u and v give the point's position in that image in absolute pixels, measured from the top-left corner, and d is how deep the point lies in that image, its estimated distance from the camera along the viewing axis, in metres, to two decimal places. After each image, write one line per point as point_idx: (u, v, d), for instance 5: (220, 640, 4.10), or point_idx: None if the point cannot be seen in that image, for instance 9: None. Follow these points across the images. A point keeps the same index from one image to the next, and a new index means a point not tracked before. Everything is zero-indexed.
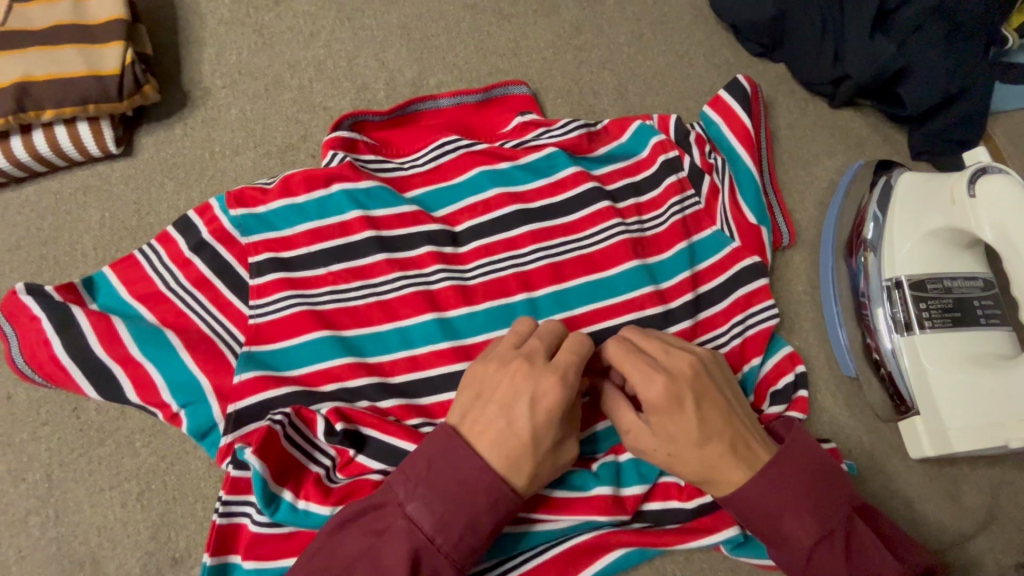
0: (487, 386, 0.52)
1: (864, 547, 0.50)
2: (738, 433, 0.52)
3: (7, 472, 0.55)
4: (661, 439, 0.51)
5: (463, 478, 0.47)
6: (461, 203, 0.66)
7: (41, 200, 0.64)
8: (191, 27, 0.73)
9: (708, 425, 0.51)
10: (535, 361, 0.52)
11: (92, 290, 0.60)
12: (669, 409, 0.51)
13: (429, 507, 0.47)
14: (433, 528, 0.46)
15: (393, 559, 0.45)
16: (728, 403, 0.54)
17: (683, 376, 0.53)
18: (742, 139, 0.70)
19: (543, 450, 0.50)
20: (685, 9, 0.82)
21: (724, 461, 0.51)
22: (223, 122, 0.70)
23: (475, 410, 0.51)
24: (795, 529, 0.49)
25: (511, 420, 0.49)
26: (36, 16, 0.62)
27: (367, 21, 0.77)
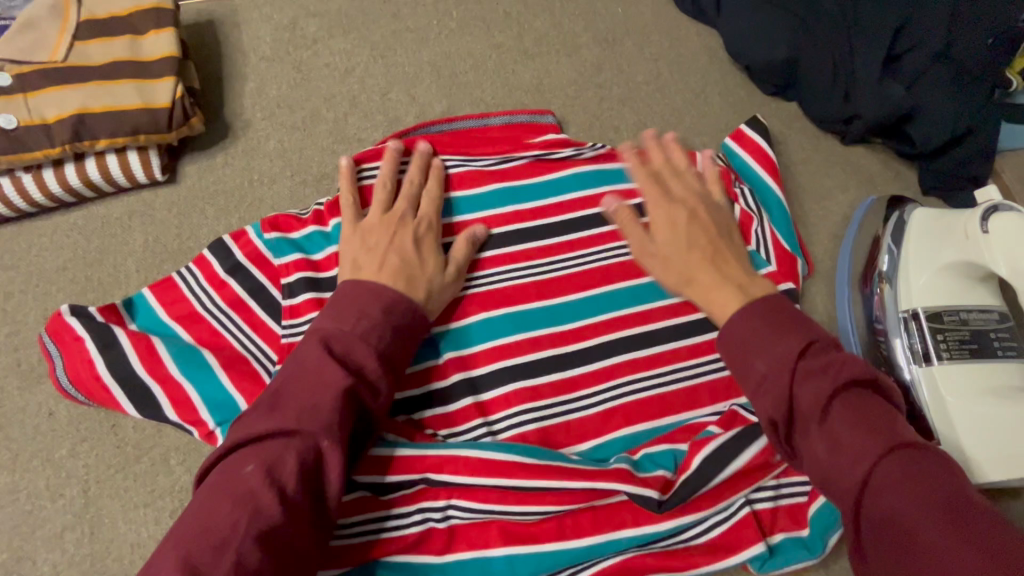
0: (367, 242, 0.60)
1: (846, 357, 0.49)
2: (720, 253, 0.62)
3: (45, 487, 0.57)
4: (667, 239, 0.63)
5: (360, 291, 0.55)
6: (485, 211, 0.69)
7: (89, 224, 0.68)
8: (235, 64, 0.78)
9: (698, 235, 0.63)
10: (406, 215, 0.63)
11: (133, 312, 0.62)
12: (674, 218, 0.64)
13: (327, 313, 0.53)
14: (335, 322, 0.52)
15: (306, 353, 0.50)
16: (720, 234, 0.64)
17: (684, 200, 0.65)
18: (767, 168, 0.75)
19: (436, 271, 0.61)
20: (701, 51, 0.86)
21: (704, 268, 0.60)
22: (262, 152, 0.74)
23: (365, 255, 0.59)
24: (775, 341, 0.51)
25: (400, 250, 0.60)
26: (95, 52, 0.66)
27: (399, 59, 0.81)
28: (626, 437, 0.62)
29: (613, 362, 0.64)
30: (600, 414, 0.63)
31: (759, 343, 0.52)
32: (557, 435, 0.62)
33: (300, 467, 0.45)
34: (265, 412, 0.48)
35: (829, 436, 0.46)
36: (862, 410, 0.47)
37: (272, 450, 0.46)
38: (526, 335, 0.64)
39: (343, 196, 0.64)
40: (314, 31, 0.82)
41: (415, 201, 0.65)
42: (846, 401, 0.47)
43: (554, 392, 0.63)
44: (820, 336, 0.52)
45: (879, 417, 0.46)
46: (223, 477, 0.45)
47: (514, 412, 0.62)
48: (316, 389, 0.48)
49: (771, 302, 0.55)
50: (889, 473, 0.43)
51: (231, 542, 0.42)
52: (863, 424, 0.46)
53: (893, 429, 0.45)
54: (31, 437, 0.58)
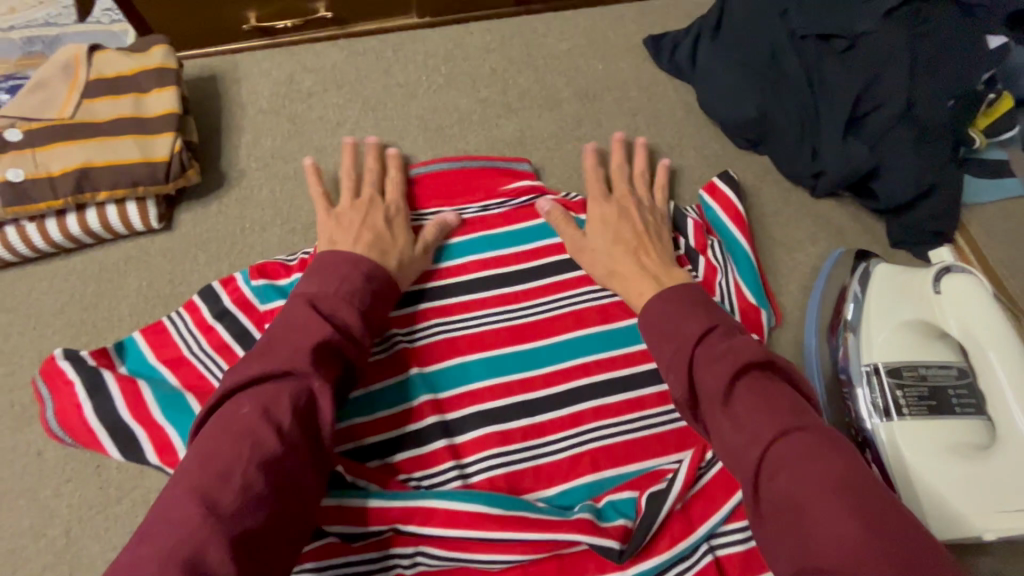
0: (340, 229, 0.68)
1: (744, 341, 0.54)
2: (648, 244, 0.71)
3: (30, 527, 0.59)
4: (602, 228, 0.72)
5: (335, 261, 0.62)
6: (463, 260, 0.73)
7: (87, 269, 0.71)
8: (233, 118, 0.83)
9: (628, 228, 0.72)
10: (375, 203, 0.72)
11: (123, 356, 0.66)
12: (615, 214, 0.73)
13: (310, 279, 0.60)
14: (315, 287, 0.59)
15: (296, 310, 0.56)
16: (658, 232, 0.73)
17: (624, 201, 0.75)
18: (736, 221, 0.78)
19: (409, 245, 0.70)
20: (677, 106, 0.91)
21: (624, 259, 0.69)
22: (254, 201, 0.78)
23: (341, 235, 0.67)
24: (690, 329, 0.56)
25: (374, 228, 0.69)
26: (102, 109, 0.71)
27: (388, 112, 0.86)
28: (591, 484, 0.64)
29: (581, 409, 0.67)
30: (568, 459, 0.65)
31: (678, 328, 0.57)
32: (525, 479, 0.64)
33: (294, 409, 0.49)
34: (266, 359, 0.52)
35: (731, 415, 0.50)
36: (766, 390, 0.50)
37: (267, 393, 0.50)
38: (499, 381, 0.68)
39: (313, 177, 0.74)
40: (309, 85, 0.87)
41: (382, 190, 0.74)
42: (750, 382, 0.51)
43: (524, 438, 0.65)
44: (731, 328, 0.56)
45: (783, 399, 0.50)
46: (223, 418, 0.48)
47: (485, 456, 0.64)
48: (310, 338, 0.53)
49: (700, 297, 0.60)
50: (786, 451, 0.46)
51: (233, 472, 0.45)
52: (767, 403, 0.49)
53: (793, 411, 0.49)
54: (20, 477, 0.61)
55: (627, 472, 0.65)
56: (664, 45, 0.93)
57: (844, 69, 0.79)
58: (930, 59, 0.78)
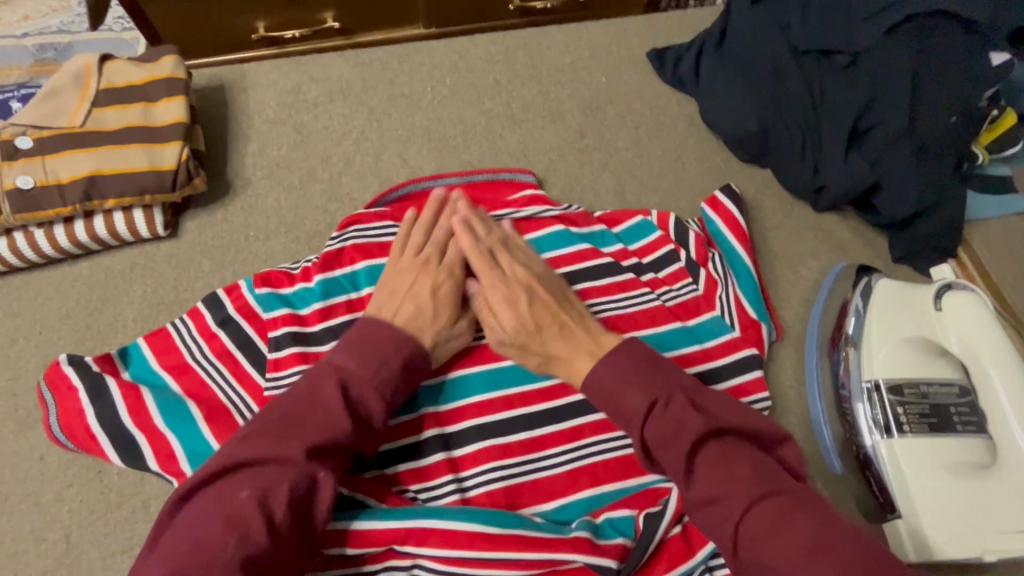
0: (393, 289, 0.67)
1: (690, 409, 0.56)
2: (566, 322, 0.67)
3: (30, 531, 0.59)
4: (515, 320, 0.66)
5: (380, 335, 0.62)
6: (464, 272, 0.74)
7: (93, 274, 0.72)
8: (241, 127, 0.84)
9: (537, 316, 0.67)
10: (432, 264, 0.70)
11: (128, 362, 0.67)
12: (516, 304, 0.67)
13: (350, 351, 0.60)
14: (353, 363, 0.59)
15: (327, 390, 0.57)
16: (570, 307, 0.68)
17: (522, 280, 0.69)
18: (737, 235, 0.78)
19: (442, 325, 0.66)
20: (680, 119, 0.91)
21: (555, 341, 0.65)
22: (259, 210, 0.79)
23: (388, 300, 0.66)
24: (637, 401, 0.58)
25: (418, 298, 0.66)
26: (111, 118, 0.72)
27: (393, 122, 0.87)
28: (589, 499, 0.64)
29: (580, 423, 0.67)
30: (567, 472, 0.65)
31: (626, 399, 0.59)
32: (522, 492, 0.64)
33: (291, 497, 0.51)
34: (265, 439, 0.53)
35: (696, 492, 0.54)
36: (723, 459, 0.54)
37: (266, 480, 0.51)
38: (499, 394, 0.68)
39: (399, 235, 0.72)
40: (315, 95, 0.88)
41: (445, 250, 0.71)
42: (706, 456, 0.55)
43: (523, 451, 0.65)
44: (675, 394, 0.58)
45: (741, 464, 0.54)
46: (221, 499, 0.50)
47: (483, 468, 0.64)
48: (329, 424, 0.55)
49: (650, 357, 0.62)
50: (758, 524, 0.51)
51: (220, 561, 0.47)
52: (727, 475, 0.53)
53: (752, 483, 0.52)
54: (22, 480, 0.61)
55: (625, 487, 0.65)
56: (667, 58, 0.94)
57: (846, 84, 0.80)
58: (934, 73, 0.77)
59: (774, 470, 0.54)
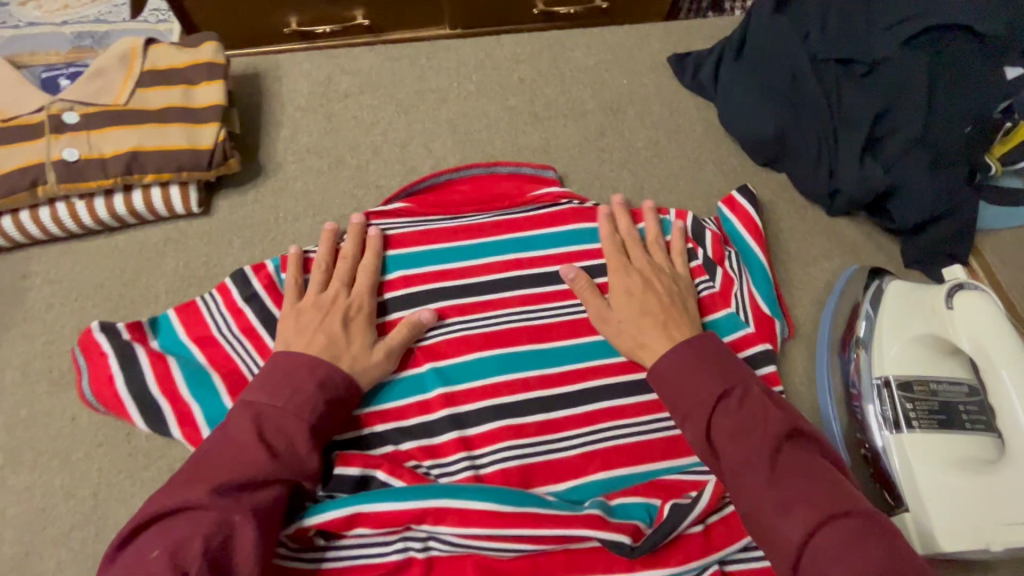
0: (300, 326, 0.66)
1: (769, 406, 0.58)
2: (673, 316, 0.69)
3: (60, 487, 0.61)
4: (628, 303, 0.70)
5: (291, 364, 0.61)
6: (482, 259, 0.76)
7: (128, 247, 0.75)
8: (274, 113, 0.87)
9: (651, 302, 0.70)
10: (338, 298, 0.69)
11: (157, 331, 0.69)
12: (636, 288, 0.71)
13: (262, 386, 0.60)
14: (268, 398, 0.59)
15: (239, 429, 0.56)
16: (684, 307, 0.71)
17: (644, 272, 0.73)
18: (753, 235, 0.80)
19: (362, 351, 0.66)
20: (698, 123, 0.94)
21: (654, 331, 0.68)
22: (289, 192, 0.81)
23: (297, 336, 0.65)
24: (713, 391, 0.60)
25: (329, 331, 0.66)
26: (153, 98, 0.75)
27: (420, 115, 0.90)
28: (603, 482, 0.65)
29: (595, 408, 0.69)
30: (580, 455, 0.66)
31: (702, 388, 0.61)
32: (536, 472, 0.65)
33: (207, 547, 0.49)
34: (176, 490, 0.52)
35: (769, 492, 0.53)
36: (796, 467, 0.54)
37: (178, 534, 0.49)
38: (516, 376, 0.69)
39: (289, 277, 0.70)
40: (346, 87, 0.91)
41: (348, 280, 0.71)
42: (781, 455, 0.55)
43: (537, 432, 0.67)
44: (753, 392, 0.60)
45: (817, 475, 0.54)
46: (135, 559, 0.49)
47: (498, 447, 0.66)
48: (243, 463, 0.54)
49: (726, 355, 0.64)
50: (830, 536, 0.49)
51: None
52: (802, 481, 0.53)
53: (827, 493, 0.52)
54: (54, 439, 0.63)
55: (636, 472, 0.66)
56: (687, 64, 0.96)
57: (863, 93, 0.82)
58: (949, 83, 0.79)
59: (845, 486, 0.54)
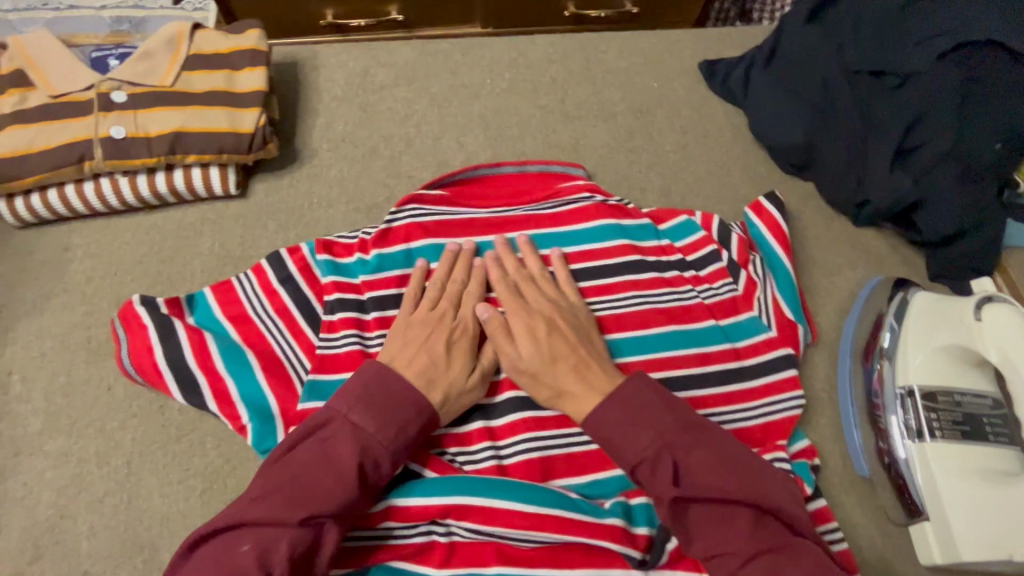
0: (406, 341, 0.67)
1: (671, 476, 0.57)
2: (584, 358, 0.67)
3: (95, 454, 0.63)
4: (537, 349, 0.67)
5: (399, 394, 0.61)
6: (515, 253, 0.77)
7: (166, 225, 0.77)
8: (310, 102, 0.89)
9: (556, 346, 0.67)
10: (447, 318, 0.69)
11: (192, 307, 0.70)
12: (543, 333, 0.68)
13: (369, 411, 0.59)
14: (371, 425, 0.59)
15: (342, 452, 0.57)
16: (591, 346, 0.69)
17: (544, 313, 0.70)
18: (779, 241, 0.81)
19: (462, 377, 0.66)
20: (726, 129, 0.95)
21: (569, 376, 0.65)
22: (323, 179, 0.83)
23: (402, 351, 0.66)
24: (636, 447, 0.59)
25: (433, 351, 0.66)
26: (198, 81, 0.77)
27: (453, 110, 0.91)
28: (622, 479, 0.66)
29: None
30: (601, 451, 0.67)
31: (625, 443, 0.60)
32: (558, 465, 0.66)
33: (290, 563, 0.51)
34: (275, 500, 0.53)
35: (702, 544, 0.56)
36: (724, 518, 0.55)
37: (268, 543, 0.52)
38: None
39: (408, 289, 0.72)
40: (381, 79, 0.93)
41: (457, 302, 0.71)
42: (708, 506, 0.56)
43: (558, 425, 0.68)
44: (676, 443, 0.59)
45: (735, 527, 0.55)
46: (225, 556, 0.51)
47: (520, 438, 0.67)
48: (339, 489, 0.55)
49: (651, 398, 0.62)
50: None
51: None
52: (722, 536, 0.55)
53: (753, 543, 0.54)
54: (90, 407, 0.65)
55: None
56: (718, 70, 0.98)
57: (894, 104, 0.82)
58: (983, 96, 0.79)
59: (775, 526, 0.55)
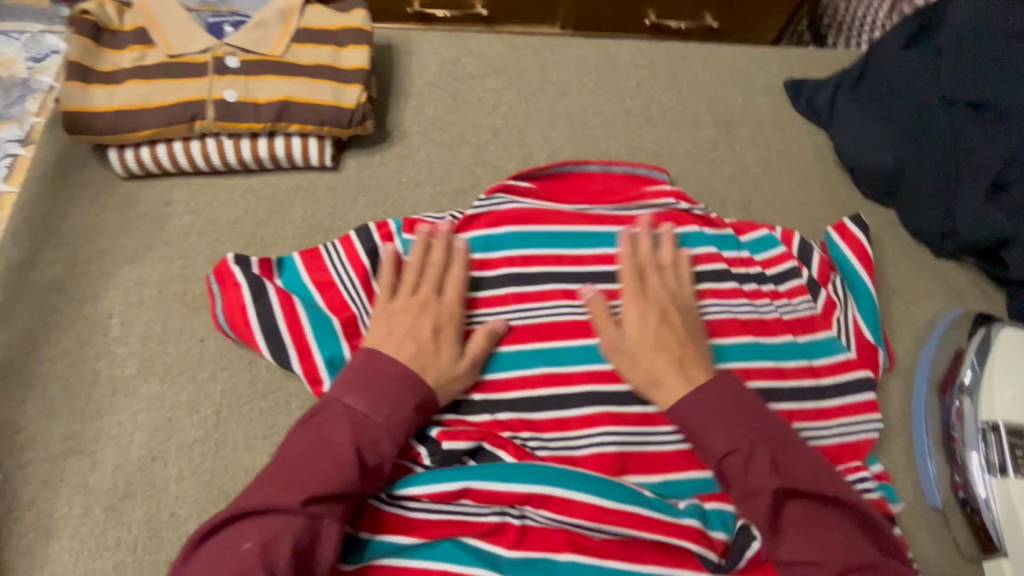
0: (392, 330, 0.66)
1: (769, 467, 0.59)
2: (686, 353, 0.68)
3: (186, 402, 0.65)
4: (643, 336, 0.68)
5: (387, 373, 0.62)
6: (598, 249, 0.77)
7: (262, 190, 0.79)
8: (403, 84, 0.91)
9: (662, 336, 0.68)
10: (430, 304, 0.68)
11: (281, 270, 0.72)
12: (653, 321, 0.69)
13: (363, 394, 0.60)
14: (367, 407, 0.60)
15: (338, 436, 0.57)
16: (698, 343, 0.70)
17: (660, 302, 0.71)
18: (863, 263, 0.80)
19: (452, 362, 0.66)
20: (809, 149, 0.95)
21: (670, 367, 0.66)
22: (411, 160, 0.85)
23: (387, 339, 0.65)
24: (736, 438, 0.61)
25: (419, 338, 0.66)
26: (305, 55, 0.79)
27: (540, 104, 0.93)
28: (697, 482, 0.66)
29: None
30: (677, 452, 0.67)
31: (723, 434, 0.62)
32: (632, 461, 0.66)
33: (294, 549, 0.52)
34: (274, 487, 0.54)
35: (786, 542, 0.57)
36: (811, 520, 0.57)
37: (271, 530, 0.52)
38: None
39: (383, 276, 0.70)
40: (472, 69, 0.94)
41: (440, 286, 0.70)
42: (798, 506, 0.58)
43: (637, 422, 0.68)
44: (773, 440, 0.61)
45: (821, 530, 0.57)
46: (226, 544, 0.52)
47: (597, 431, 0.67)
48: (336, 471, 0.55)
49: (747, 396, 0.64)
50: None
51: None
52: (807, 539, 0.56)
53: (840, 547, 0.56)
54: (183, 356, 0.67)
55: None
56: (803, 91, 0.98)
57: (992, 136, 0.79)
58: None
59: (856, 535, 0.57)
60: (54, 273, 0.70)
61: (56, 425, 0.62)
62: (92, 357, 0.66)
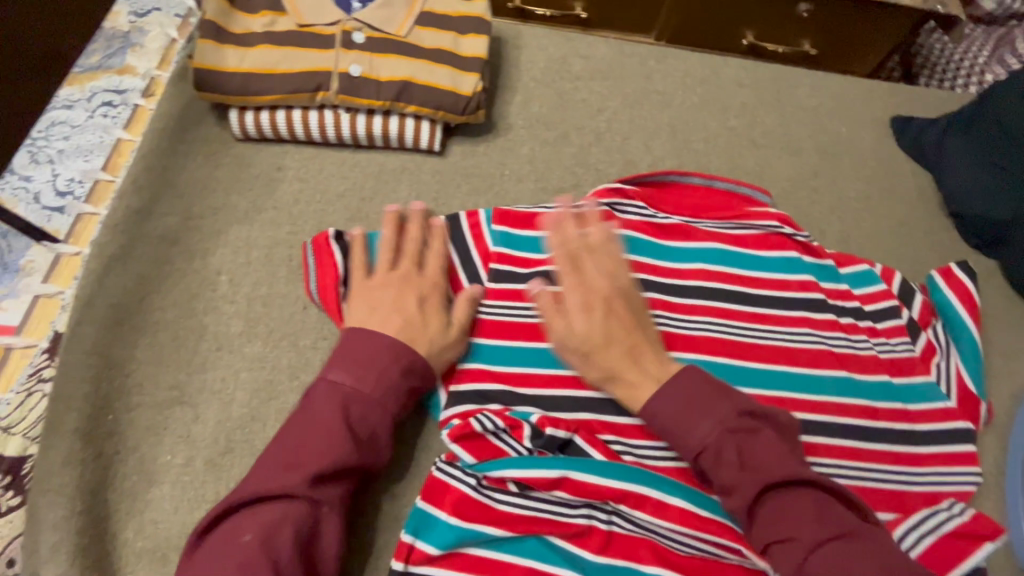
0: (378, 304, 0.63)
1: (734, 457, 0.56)
2: (640, 346, 0.64)
3: (288, 366, 0.65)
4: (594, 332, 0.64)
5: (370, 345, 0.59)
6: (699, 265, 0.77)
7: (369, 166, 0.80)
8: (511, 78, 0.91)
9: (614, 329, 0.64)
10: (412, 277, 0.67)
11: (372, 245, 0.70)
12: (604, 313, 0.65)
13: (346, 368, 0.58)
14: (353, 381, 0.58)
15: (329, 415, 0.55)
16: (647, 331, 0.66)
17: (607, 293, 0.66)
18: (968, 306, 0.78)
19: (447, 337, 0.64)
20: (912, 189, 0.92)
21: (624, 361, 0.63)
22: (515, 153, 0.85)
23: (374, 313, 0.62)
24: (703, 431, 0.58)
25: (404, 310, 0.63)
26: (428, 37, 0.79)
27: (644, 113, 0.92)
28: None
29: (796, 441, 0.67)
30: None
31: (689, 431, 0.58)
32: None
33: (297, 536, 0.50)
34: (269, 474, 0.52)
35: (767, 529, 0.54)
36: (786, 503, 0.54)
37: (270, 521, 0.50)
38: None
39: (352, 254, 0.67)
40: (579, 70, 0.94)
41: (419, 261, 0.69)
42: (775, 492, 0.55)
43: None
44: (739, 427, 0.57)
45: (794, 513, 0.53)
46: (225, 539, 0.49)
47: None
48: (331, 448, 0.54)
49: (708, 386, 0.60)
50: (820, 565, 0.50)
51: None
52: (784, 524, 0.53)
53: (818, 525, 0.52)
54: (287, 321, 0.68)
55: None
56: (910, 128, 0.96)
57: None
58: None
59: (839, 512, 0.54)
60: (168, 225, 0.71)
61: (163, 372, 0.63)
62: (200, 311, 0.67)
